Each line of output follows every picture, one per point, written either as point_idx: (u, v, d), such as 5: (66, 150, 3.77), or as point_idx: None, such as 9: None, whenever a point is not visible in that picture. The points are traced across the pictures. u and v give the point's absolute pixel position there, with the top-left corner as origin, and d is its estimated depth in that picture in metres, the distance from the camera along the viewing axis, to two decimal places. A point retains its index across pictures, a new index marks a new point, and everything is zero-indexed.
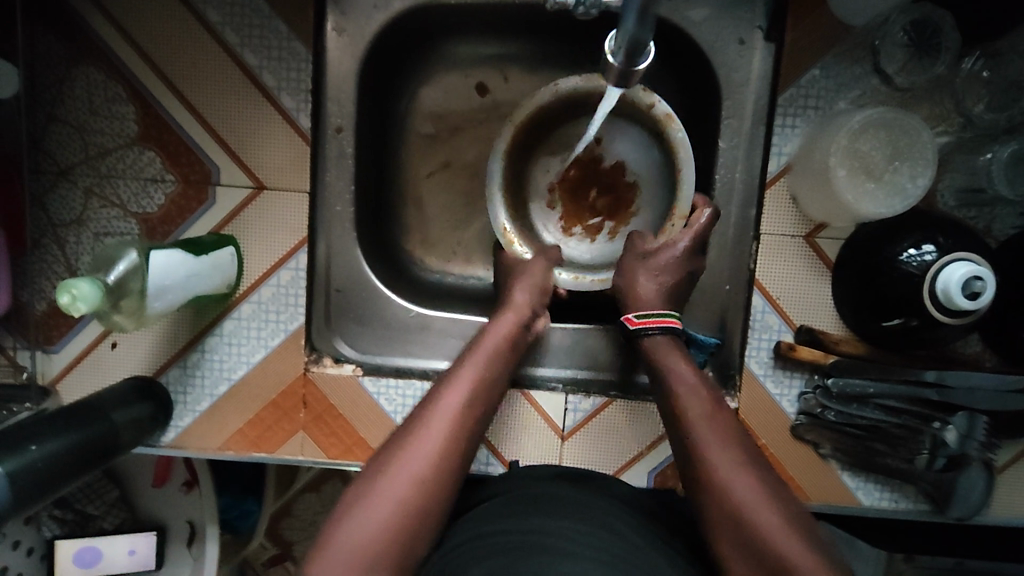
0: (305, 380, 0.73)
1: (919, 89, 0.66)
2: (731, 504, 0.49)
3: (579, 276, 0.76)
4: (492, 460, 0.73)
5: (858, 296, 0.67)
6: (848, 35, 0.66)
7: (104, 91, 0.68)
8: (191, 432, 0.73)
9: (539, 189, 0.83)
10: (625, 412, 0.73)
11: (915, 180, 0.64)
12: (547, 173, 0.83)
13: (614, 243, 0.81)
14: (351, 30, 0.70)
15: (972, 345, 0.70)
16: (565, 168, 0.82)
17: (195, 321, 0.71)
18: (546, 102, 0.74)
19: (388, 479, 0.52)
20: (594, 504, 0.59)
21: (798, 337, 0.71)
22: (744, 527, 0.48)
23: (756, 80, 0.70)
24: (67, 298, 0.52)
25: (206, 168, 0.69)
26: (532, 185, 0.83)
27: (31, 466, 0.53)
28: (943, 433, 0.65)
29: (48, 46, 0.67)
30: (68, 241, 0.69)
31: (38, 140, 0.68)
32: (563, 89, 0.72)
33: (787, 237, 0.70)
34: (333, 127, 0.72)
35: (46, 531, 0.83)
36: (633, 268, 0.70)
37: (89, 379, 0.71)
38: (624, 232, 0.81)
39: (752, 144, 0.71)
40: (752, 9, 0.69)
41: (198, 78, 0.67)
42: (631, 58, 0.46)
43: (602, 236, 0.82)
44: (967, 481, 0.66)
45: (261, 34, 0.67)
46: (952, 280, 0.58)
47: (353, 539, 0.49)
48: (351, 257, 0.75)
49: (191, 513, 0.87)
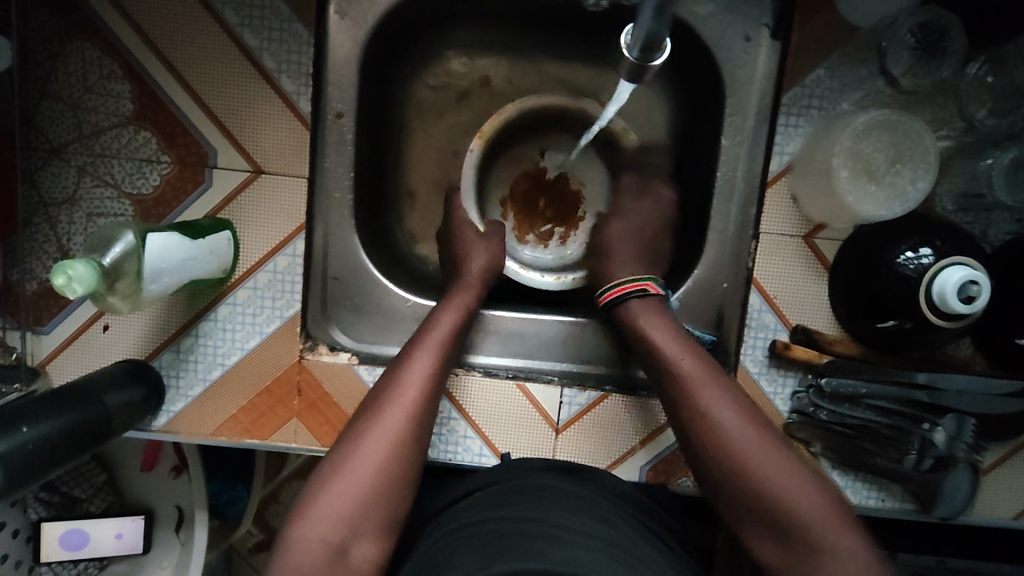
0: (299, 367, 0.72)
1: (923, 92, 0.67)
2: (744, 464, 0.53)
3: (561, 276, 0.83)
4: (485, 452, 0.73)
5: (853, 297, 0.67)
6: (855, 36, 0.66)
7: (99, 68, 0.66)
8: (183, 417, 0.72)
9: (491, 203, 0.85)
10: (620, 407, 0.73)
11: (915, 183, 0.64)
12: (498, 188, 0.85)
13: (569, 248, 0.85)
14: (354, 13, 0.69)
15: (963, 349, 0.71)
16: (515, 182, 0.85)
17: (189, 306, 0.70)
18: (515, 115, 0.81)
19: (362, 451, 0.53)
20: (586, 496, 0.60)
21: (794, 337, 0.71)
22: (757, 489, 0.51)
23: (760, 78, 0.70)
24: (63, 279, 0.51)
25: (203, 150, 0.68)
26: (486, 197, 0.85)
27: (22, 449, 0.52)
28: (932, 433, 0.66)
29: (42, 20, 0.65)
30: (60, 221, 0.68)
31: (30, 117, 0.67)
32: (527, 105, 0.80)
33: (785, 237, 0.70)
34: (333, 112, 0.71)
35: (33, 514, 0.82)
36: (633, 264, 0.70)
37: (80, 362, 0.70)
38: (576, 235, 0.85)
39: (754, 142, 0.71)
40: (759, 6, 0.69)
41: (195, 57, 0.66)
42: (646, 53, 0.46)
43: (555, 242, 0.85)
44: (952, 483, 0.66)
45: (262, 14, 0.66)
46: (948, 285, 0.59)
47: (333, 505, 0.51)
48: (349, 246, 0.75)
49: (180, 498, 0.87)
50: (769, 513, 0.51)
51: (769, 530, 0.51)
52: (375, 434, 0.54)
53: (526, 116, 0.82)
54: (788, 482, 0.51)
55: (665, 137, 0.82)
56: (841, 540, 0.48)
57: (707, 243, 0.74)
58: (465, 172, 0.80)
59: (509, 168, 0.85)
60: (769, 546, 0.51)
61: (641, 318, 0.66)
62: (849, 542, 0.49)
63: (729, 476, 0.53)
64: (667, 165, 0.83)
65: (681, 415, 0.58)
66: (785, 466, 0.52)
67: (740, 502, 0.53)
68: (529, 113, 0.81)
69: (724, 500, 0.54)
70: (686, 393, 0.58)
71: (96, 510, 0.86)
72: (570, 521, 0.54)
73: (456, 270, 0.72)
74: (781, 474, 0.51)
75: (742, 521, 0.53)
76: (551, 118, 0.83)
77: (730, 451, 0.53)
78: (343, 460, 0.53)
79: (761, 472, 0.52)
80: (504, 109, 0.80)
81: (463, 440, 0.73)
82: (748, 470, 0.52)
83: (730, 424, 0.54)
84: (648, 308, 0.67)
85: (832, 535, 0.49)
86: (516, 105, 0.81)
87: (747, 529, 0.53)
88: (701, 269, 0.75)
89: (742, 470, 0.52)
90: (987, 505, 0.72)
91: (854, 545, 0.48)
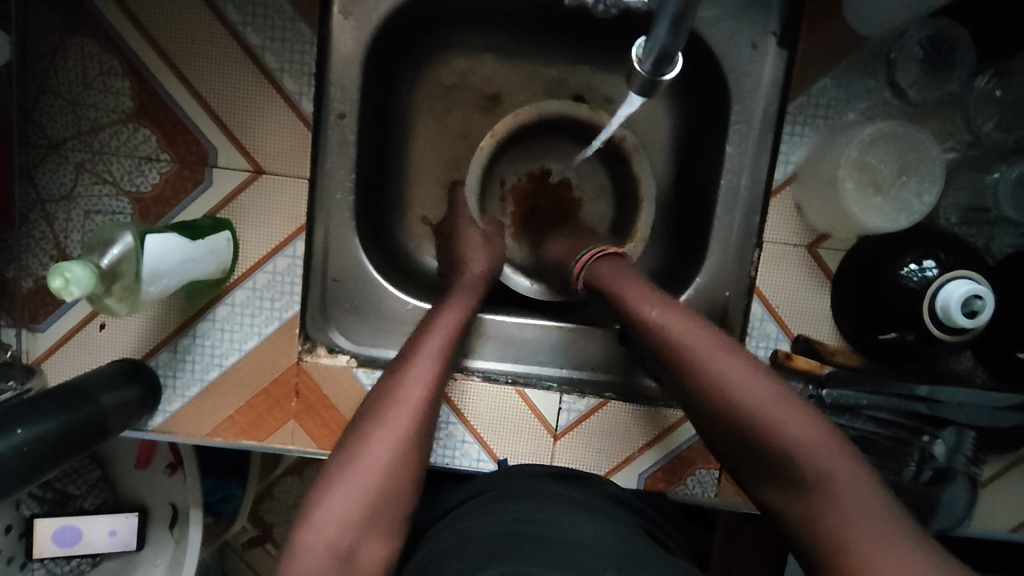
0: (298, 368, 0.72)
1: (930, 104, 0.66)
2: (769, 429, 0.50)
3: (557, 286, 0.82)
4: (483, 456, 0.73)
5: (857, 308, 0.67)
6: (863, 46, 0.65)
7: (99, 63, 0.65)
8: (180, 418, 0.71)
9: (492, 196, 0.84)
10: (619, 414, 0.73)
11: (921, 197, 0.64)
12: (501, 184, 0.84)
13: None
14: (358, 13, 0.68)
15: (964, 361, 0.70)
16: (519, 179, 0.84)
17: (188, 305, 0.70)
18: (530, 119, 0.80)
19: (370, 453, 0.53)
20: (586, 502, 0.60)
21: (796, 347, 0.71)
22: (760, 430, 0.51)
23: (766, 87, 0.70)
24: (60, 282, 0.50)
25: (203, 149, 0.67)
26: (489, 192, 0.84)
27: (17, 450, 0.51)
28: (932, 446, 0.68)
29: (42, 14, 0.64)
30: (57, 218, 0.67)
31: (29, 113, 0.66)
32: (544, 111, 0.79)
33: (789, 247, 0.70)
34: (336, 113, 0.70)
35: (25, 510, 0.81)
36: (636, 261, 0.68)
37: (76, 360, 0.69)
38: None
39: (759, 151, 0.71)
40: (767, 13, 0.69)
41: (197, 55, 0.65)
42: (657, 67, 0.45)
43: None
44: (951, 494, 0.67)
45: (264, 13, 0.65)
46: (952, 299, 0.58)
47: (336, 512, 0.51)
48: (348, 248, 0.74)
49: (174, 496, 0.87)
50: (771, 451, 0.50)
51: (770, 468, 0.51)
52: (383, 436, 0.54)
53: (543, 121, 0.81)
54: (790, 419, 0.50)
55: (668, 143, 0.82)
56: (844, 470, 0.48)
57: (710, 251, 0.74)
58: (471, 171, 0.80)
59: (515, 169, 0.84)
60: (769, 485, 0.51)
61: (616, 276, 0.64)
62: (851, 470, 0.48)
63: (730, 421, 0.52)
64: (670, 171, 0.82)
65: (681, 375, 0.56)
66: (787, 401, 0.52)
67: (743, 447, 0.52)
68: (544, 118, 0.80)
69: (747, 461, 0.53)
70: (687, 357, 0.55)
71: (90, 506, 0.85)
72: (572, 527, 0.54)
73: (455, 271, 0.72)
74: (784, 413, 0.51)
75: (743, 462, 0.53)
76: (567, 127, 0.82)
77: (729, 396, 0.53)
78: (352, 458, 0.53)
79: (767, 412, 0.51)
80: (517, 112, 0.79)
81: (461, 445, 0.72)
82: (750, 413, 0.51)
83: (727, 367, 0.54)
84: (616, 267, 0.66)
85: (831, 463, 0.48)
86: (530, 108, 0.79)
87: (749, 469, 0.53)
88: (702, 277, 0.74)
89: (744, 411, 0.52)
90: (984, 519, 0.72)
91: (857, 474, 0.48)
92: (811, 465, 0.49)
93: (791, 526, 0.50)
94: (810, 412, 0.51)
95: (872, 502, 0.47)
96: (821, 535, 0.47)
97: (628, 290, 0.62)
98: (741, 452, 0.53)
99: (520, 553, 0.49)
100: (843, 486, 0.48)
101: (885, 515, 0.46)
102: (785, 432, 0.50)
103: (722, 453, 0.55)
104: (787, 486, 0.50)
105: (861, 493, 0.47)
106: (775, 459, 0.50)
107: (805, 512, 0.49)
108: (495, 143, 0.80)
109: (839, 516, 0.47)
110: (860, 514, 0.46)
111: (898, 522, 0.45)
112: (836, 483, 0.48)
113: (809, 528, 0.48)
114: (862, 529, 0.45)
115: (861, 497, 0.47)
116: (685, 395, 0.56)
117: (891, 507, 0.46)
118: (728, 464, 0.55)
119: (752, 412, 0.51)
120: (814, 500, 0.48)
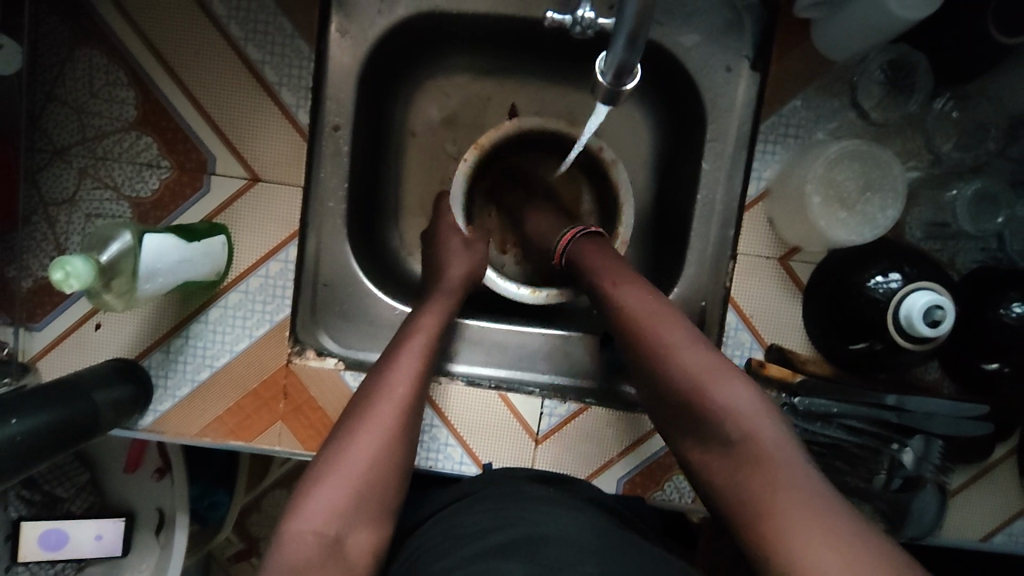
0: (287, 370, 0.74)
1: (893, 125, 0.70)
2: (717, 406, 0.53)
3: (535, 291, 0.81)
4: (466, 460, 0.74)
5: (828, 320, 0.70)
6: (830, 69, 0.69)
7: (104, 73, 0.69)
8: (170, 417, 0.73)
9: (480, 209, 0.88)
10: (599, 419, 0.75)
11: (884, 211, 0.67)
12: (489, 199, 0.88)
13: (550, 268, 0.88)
14: (354, 32, 0.73)
15: (932, 372, 0.73)
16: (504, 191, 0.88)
17: (181, 308, 0.72)
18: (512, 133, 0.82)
19: (358, 445, 0.55)
20: (563, 500, 0.61)
21: (769, 356, 0.73)
22: (699, 398, 0.54)
23: (740, 107, 0.74)
24: (60, 274, 0.53)
25: (201, 156, 0.70)
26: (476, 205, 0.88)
27: (13, 439, 0.53)
28: (901, 454, 0.68)
29: (52, 26, 0.68)
30: (59, 220, 0.70)
31: (36, 119, 0.69)
32: (527, 124, 0.81)
33: (762, 259, 0.73)
34: (331, 125, 0.74)
35: (13, 511, 0.82)
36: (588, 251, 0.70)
37: (70, 359, 0.71)
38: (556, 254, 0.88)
39: (733, 167, 0.75)
40: (740, 38, 0.73)
41: (198, 66, 0.69)
42: (618, 78, 0.48)
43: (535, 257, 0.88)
44: (921, 503, 0.67)
45: (265, 28, 0.69)
46: (915, 308, 0.61)
47: (328, 501, 0.52)
48: (340, 255, 0.77)
49: (162, 501, 0.87)
50: (716, 422, 0.53)
51: (706, 437, 0.53)
52: (370, 428, 0.56)
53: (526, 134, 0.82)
54: (738, 395, 0.53)
55: (649, 159, 0.85)
56: (782, 444, 0.50)
57: (688, 261, 0.77)
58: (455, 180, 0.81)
59: (502, 179, 0.88)
60: (699, 449, 0.54)
61: (591, 261, 0.68)
62: (777, 440, 0.50)
63: (669, 387, 0.56)
64: (651, 187, 0.86)
65: (644, 356, 0.58)
66: (737, 377, 0.54)
67: (696, 425, 0.54)
68: (526, 132, 0.82)
69: (696, 439, 0.54)
70: (653, 339, 0.57)
71: (77, 510, 0.86)
72: (550, 523, 0.55)
73: (435, 276, 0.74)
74: (729, 385, 0.53)
75: (679, 427, 0.56)
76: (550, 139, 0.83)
77: (670, 362, 0.56)
78: (341, 450, 0.55)
79: (706, 379, 0.54)
80: (501, 126, 0.81)
81: (444, 447, 0.74)
82: (687, 379, 0.54)
83: (686, 348, 0.56)
84: (590, 246, 0.70)
85: (769, 437, 0.51)
86: (514, 124, 0.81)
87: (681, 433, 0.56)
88: (681, 287, 0.77)
89: (685, 378, 0.55)
90: (955, 528, 0.74)
91: (784, 443, 0.50)
92: (738, 430, 0.51)
93: (718, 491, 0.52)
94: (752, 386, 0.54)
95: (794, 472, 0.48)
96: (742, 499, 0.49)
97: (603, 270, 0.66)
98: (682, 418, 0.55)
99: (504, 549, 0.52)
100: (766, 455, 0.50)
101: (811, 487, 0.47)
102: (728, 404, 0.52)
103: (661, 420, 0.58)
104: (714, 450, 0.53)
105: (791, 464, 0.49)
106: (707, 424, 0.53)
107: (732, 478, 0.51)
108: (480, 154, 0.81)
109: (764, 485, 0.49)
110: (780, 487, 0.48)
111: (824, 496, 0.47)
112: (758, 450, 0.50)
113: (734, 494, 0.50)
114: (782, 498, 0.47)
115: (781, 466, 0.49)
116: (636, 365, 0.59)
117: (818, 482, 0.48)
118: (667, 431, 0.58)
119: (692, 378, 0.54)
120: (739, 466, 0.51)
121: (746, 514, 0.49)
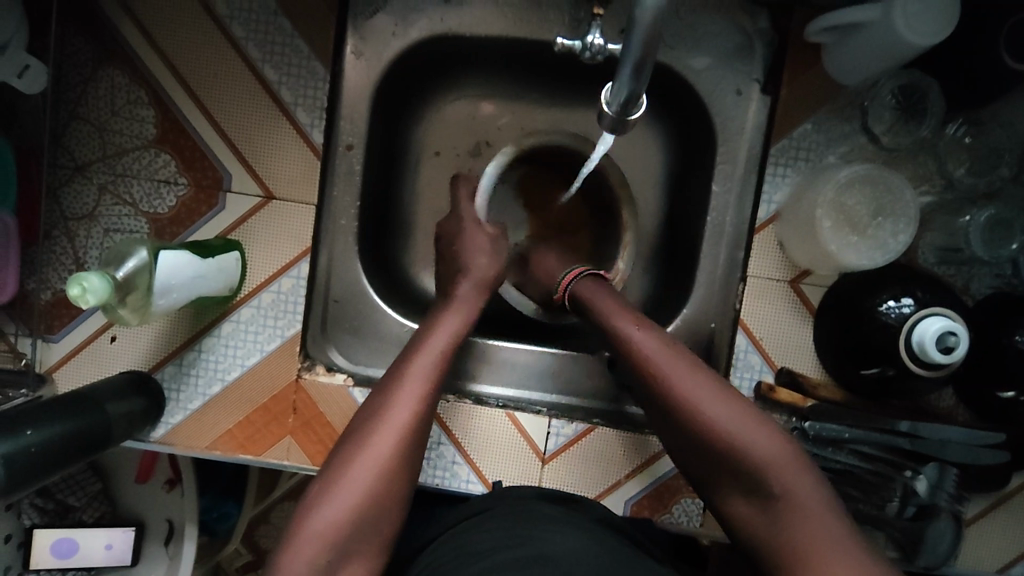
0: (296, 386, 0.74)
1: (904, 149, 0.70)
2: (740, 453, 0.55)
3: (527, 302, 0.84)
4: (473, 478, 0.74)
5: (839, 343, 0.69)
6: (840, 93, 0.70)
7: (126, 93, 0.70)
8: (181, 430, 0.74)
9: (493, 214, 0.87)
10: (605, 440, 0.75)
11: (896, 235, 0.67)
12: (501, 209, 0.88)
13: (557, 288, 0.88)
14: (369, 54, 0.74)
15: (946, 399, 0.72)
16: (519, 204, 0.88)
17: (195, 322, 0.73)
18: (535, 146, 0.82)
19: (354, 472, 0.55)
20: (570, 521, 0.61)
21: (779, 379, 0.73)
22: (725, 445, 0.55)
23: (749, 130, 0.74)
24: (77, 290, 0.54)
25: (218, 174, 0.71)
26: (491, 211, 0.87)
27: (25, 451, 0.54)
28: (914, 482, 0.67)
29: (77, 47, 0.70)
30: (78, 235, 0.71)
31: (59, 136, 0.71)
32: (553, 138, 0.81)
33: (772, 281, 0.72)
34: (344, 144, 0.76)
35: (26, 520, 0.83)
36: (592, 292, 0.70)
37: (86, 371, 0.73)
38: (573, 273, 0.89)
39: (742, 189, 0.75)
40: (751, 62, 0.73)
41: (217, 86, 0.70)
42: (623, 108, 0.49)
43: None
44: (935, 532, 0.66)
45: (283, 51, 0.70)
46: (927, 334, 0.61)
47: (318, 533, 0.53)
48: (350, 271, 0.78)
49: (172, 512, 0.88)
50: (742, 467, 0.55)
51: (734, 479, 0.56)
52: (365, 457, 0.56)
53: (548, 149, 0.83)
54: (756, 440, 0.55)
55: (659, 180, 0.85)
56: (806, 489, 0.53)
57: (697, 283, 0.77)
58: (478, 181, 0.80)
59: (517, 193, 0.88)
60: (732, 489, 0.56)
61: (594, 294, 0.69)
62: (810, 485, 0.53)
63: (699, 439, 0.57)
64: (662, 207, 0.85)
65: (660, 399, 0.59)
66: (754, 420, 0.56)
67: (722, 466, 0.56)
68: (549, 146, 0.82)
69: (723, 479, 0.57)
70: (665, 385, 0.59)
71: (88, 519, 0.86)
72: (552, 543, 0.55)
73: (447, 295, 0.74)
74: (748, 430, 0.55)
75: (707, 472, 0.58)
76: (569, 159, 0.84)
77: (700, 417, 0.57)
78: (337, 476, 0.55)
79: (731, 433, 0.55)
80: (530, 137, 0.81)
81: (451, 466, 0.74)
82: (717, 432, 0.56)
83: (701, 393, 0.57)
84: (596, 285, 0.70)
85: (794, 482, 0.53)
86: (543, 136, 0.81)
87: (707, 475, 0.58)
88: (689, 309, 0.77)
89: (707, 426, 0.56)
90: (970, 559, 0.72)
91: (815, 490, 0.53)
92: (767, 477, 0.54)
93: (747, 531, 0.55)
94: (772, 428, 0.56)
95: (827, 519, 0.52)
96: (777, 542, 0.53)
97: (610, 309, 0.66)
98: (706, 460, 0.57)
99: (514, 566, 0.51)
100: (806, 504, 0.52)
101: (834, 532, 0.51)
102: (749, 451, 0.55)
103: (686, 463, 0.60)
104: (749, 495, 0.55)
105: (817, 509, 0.52)
106: (739, 472, 0.55)
107: (766, 522, 0.54)
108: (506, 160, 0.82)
109: (799, 529, 0.52)
110: (818, 531, 0.51)
111: (851, 541, 0.50)
112: (794, 496, 0.53)
113: (768, 535, 0.53)
114: (819, 545, 0.50)
115: (816, 513, 0.52)
116: (658, 416, 0.60)
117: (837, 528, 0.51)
118: (692, 477, 0.60)
119: (719, 429, 0.56)
120: (779, 516, 0.53)
121: (783, 554, 0.52)
